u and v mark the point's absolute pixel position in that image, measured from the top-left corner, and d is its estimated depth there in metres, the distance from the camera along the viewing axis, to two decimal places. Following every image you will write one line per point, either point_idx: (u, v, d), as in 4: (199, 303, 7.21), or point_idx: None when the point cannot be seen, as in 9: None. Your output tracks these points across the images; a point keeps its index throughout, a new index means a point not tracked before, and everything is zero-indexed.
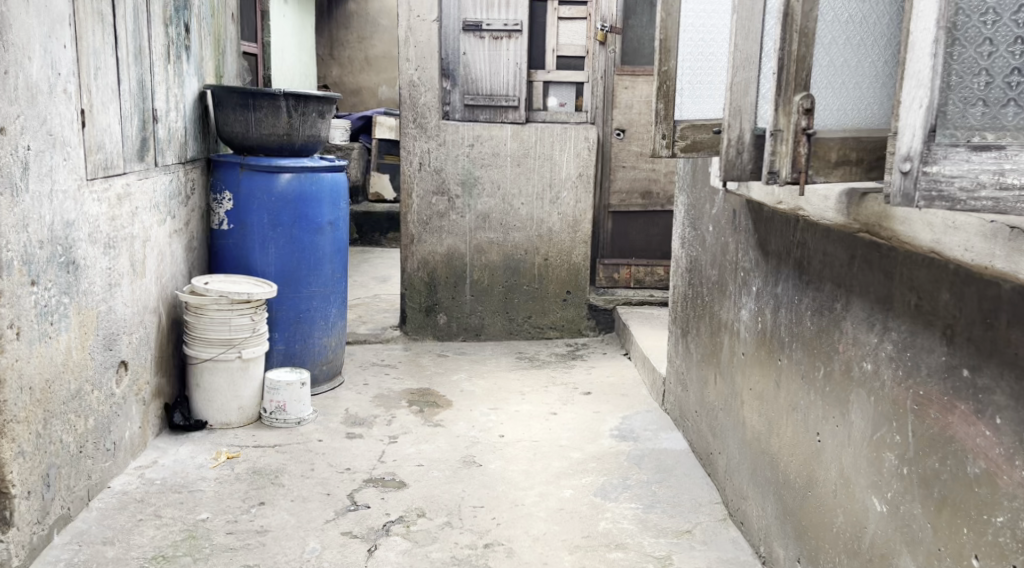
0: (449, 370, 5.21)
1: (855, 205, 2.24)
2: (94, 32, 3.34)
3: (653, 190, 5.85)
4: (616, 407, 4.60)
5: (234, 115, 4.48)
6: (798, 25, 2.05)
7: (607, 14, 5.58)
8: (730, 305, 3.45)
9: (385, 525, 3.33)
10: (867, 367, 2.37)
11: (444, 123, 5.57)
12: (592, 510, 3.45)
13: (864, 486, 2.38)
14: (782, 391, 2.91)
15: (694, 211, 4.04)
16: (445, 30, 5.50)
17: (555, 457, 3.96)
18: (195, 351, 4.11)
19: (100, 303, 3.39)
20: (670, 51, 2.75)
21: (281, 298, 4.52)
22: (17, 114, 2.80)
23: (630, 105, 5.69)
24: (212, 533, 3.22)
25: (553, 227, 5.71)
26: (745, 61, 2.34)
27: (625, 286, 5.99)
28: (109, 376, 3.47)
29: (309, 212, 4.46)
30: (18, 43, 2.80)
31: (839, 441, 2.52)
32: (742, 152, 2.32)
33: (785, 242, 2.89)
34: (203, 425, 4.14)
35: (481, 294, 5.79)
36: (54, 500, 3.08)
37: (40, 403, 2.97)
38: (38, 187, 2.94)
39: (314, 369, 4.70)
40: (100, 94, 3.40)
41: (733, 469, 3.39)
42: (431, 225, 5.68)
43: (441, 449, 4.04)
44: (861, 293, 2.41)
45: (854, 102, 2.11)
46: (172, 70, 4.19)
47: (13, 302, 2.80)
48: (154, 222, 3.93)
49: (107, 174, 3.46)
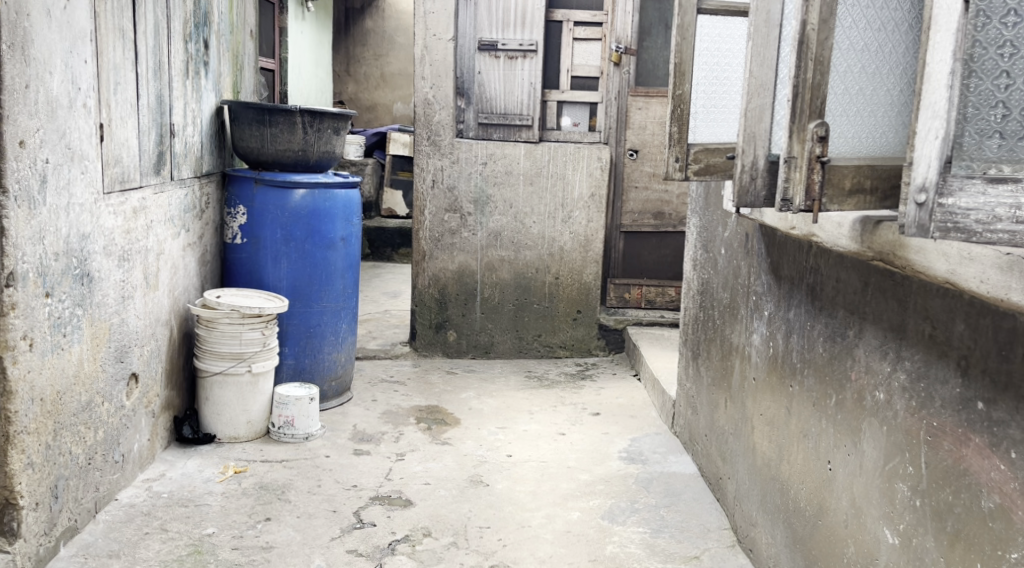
0: (458, 388, 5.20)
1: (870, 233, 2.24)
2: (114, 49, 3.37)
3: (665, 212, 5.86)
4: (625, 429, 4.59)
5: (249, 130, 4.50)
6: (814, 53, 2.04)
7: (622, 35, 5.60)
8: (741, 329, 3.44)
9: (390, 544, 3.32)
10: (880, 396, 2.36)
11: (457, 141, 5.60)
12: (600, 533, 3.44)
13: (876, 517, 2.35)
14: (792, 418, 2.90)
15: (706, 233, 4.05)
16: (461, 49, 5.54)
17: (563, 479, 3.95)
18: (206, 364, 4.12)
19: (113, 315, 3.40)
20: (685, 74, 2.72)
21: (291, 313, 4.53)
22: (36, 127, 2.83)
23: (643, 126, 5.71)
24: (218, 549, 3.21)
25: (565, 246, 5.71)
26: (760, 87, 2.34)
27: (635, 306, 5.97)
28: (119, 388, 3.48)
29: (322, 227, 4.47)
30: (40, 59, 2.83)
31: (851, 470, 2.50)
32: (755, 178, 2.33)
33: (798, 267, 2.89)
34: (211, 438, 4.14)
35: (492, 312, 5.79)
36: (62, 512, 3.09)
37: (51, 414, 2.98)
38: (55, 201, 2.95)
39: (324, 384, 4.70)
40: (119, 109, 3.43)
41: (743, 494, 3.37)
42: (443, 242, 5.69)
43: (448, 467, 4.03)
44: (874, 320, 2.40)
45: (869, 129, 2.12)
46: (190, 85, 4.22)
47: (27, 314, 2.81)
48: (168, 235, 3.95)
49: (123, 188, 3.47)
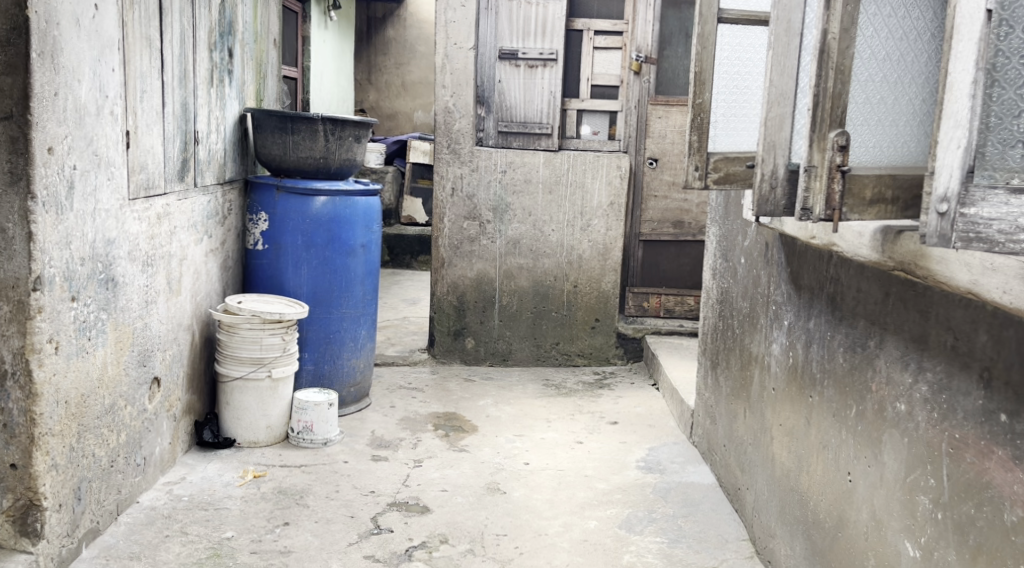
0: (475, 395, 5.20)
1: (891, 243, 2.23)
2: (141, 57, 3.41)
3: (684, 221, 5.85)
4: (643, 438, 4.58)
5: (272, 137, 4.54)
6: (835, 62, 2.03)
7: (642, 44, 5.61)
8: (761, 338, 3.43)
9: (408, 550, 3.33)
10: (901, 408, 2.35)
11: (477, 149, 5.63)
12: (617, 543, 3.43)
13: (897, 530, 2.34)
14: (812, 429, 2.89)
15: (725, 242, 4.05)
16: (481, 58, 5.56)
17: (581, 487, 3.95)
18: (227, 369, 4.15)
19: (136, 320, 3.44)
20: (705, 84, 2.72)
21: (311, 319, 4.56)
22: (65, 134, 2.87)
23: (663, 135, 5.71)
24: (237, 552, 3.24)
25: (583, 254, 5.72)
26: (781, 96, 2.34)
27: (654, 315, 5.97)
28: (142, 392, 3.52)
29: (342, 234, 4.50)
30: (69, 67, 2.87)
31: (872, 482, 2.49)
32: (775, 188, 2.34)
33: (818, 277, 2.88)
34: (231, 442, 4.17)
35: (510, 320, 5.80)
36: (84, 513, 3.12)
37: (75, 417, 3.01)
38: (82, 206, 2.99)
39: (342, 390, 4.72)
40: (145, 117, 3.47)
41: (762, 505, 3.36)
42: (462, 249, 5.71)
43: (465, 475, 4.04)
44: (895, 331, 2.39)
45: (890, 138, 2.12)
46: (215, 93, 4.27)
47: (53, 317, 2.85)
48: (191, 241, 3.99)
49: (148, 195, 3.51)
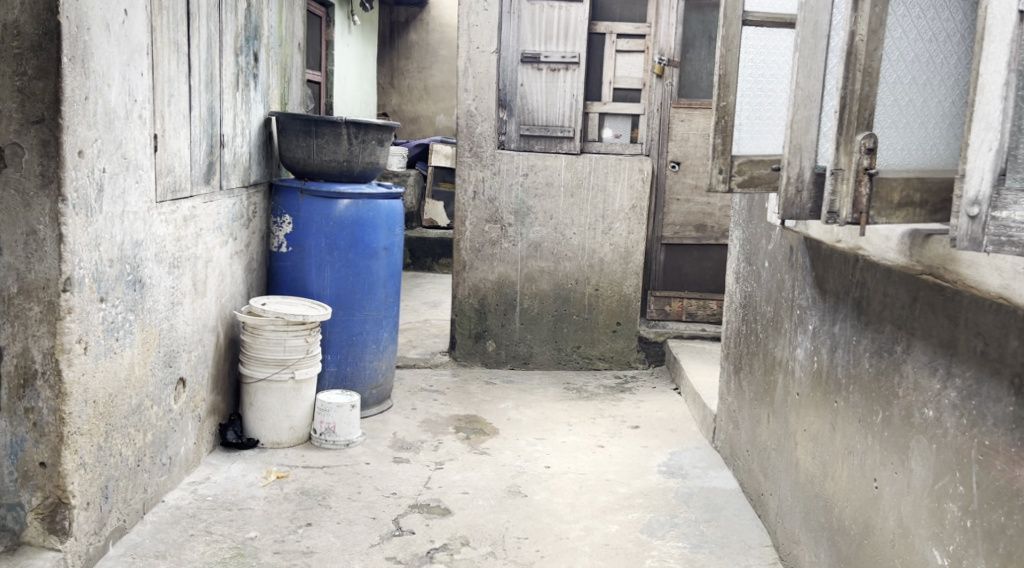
0: (497, 398, 5.20)
1: (919, 246, 2.22)
2: (169, 61, 3.45)
3: (707, 224, 5.84)
4: (665, 442, 4.57)
5: (296, 141, 4.57)
6: (863, 64, 2.02)
7: (665, 47, 5.60)
8: (785, 343, 3.41)
9: (429, 552, 3.33)
10: (929, 414, 2.33)
11: (499, 153, 5.64)
12: (638, 547, 3.42)
13: (924, 537, 2.32)
14: (837, 434, 2.87)
15: (749, 246, 4.03)
16: (504, 62, 5.59)
17: (602, 491, 3.94)
18: (251, 370, 4.18)
19: (163, 321, 3.46)
20: (729, 86, 2.70)
21: (334, 321, 4.58)
22: (95, 138, 2.90)
23: (686, 138, 5.69)
24: (260, 552, 3.25)
25: (605, 257, 5.71)
26: (807, 99, 2.33)
27: (676, 319, 5.94)
28: (167, 393, 3.54)
29: (365, 237, 4.52)
30: (99, 71, 2.90)
31: (898, 489, 2.47)
32: (801, 191, 2.33)
33: (844, 281, 2.87)
34: (255, 443, 4.19)
35: (531, 323, 5.79)
36: (111, 512, 3.15)
37: (103, 416, 3.04)
38: (110, 209, 3.02)
39: (364, 392, 4.74)
40: (172, 120, 3.50)
41: (785, 511, 3.34)
42: (483, 252, 5.72)
43: (487, 477, 4.04)
44: (922, 336, 2.38)
45: (919, 141, 2.11)
46: (240, 97, 4.31)
47: (83, 317, 2.88)
48: (217, 243, 4.02)
49: (175, 197, 3.54)
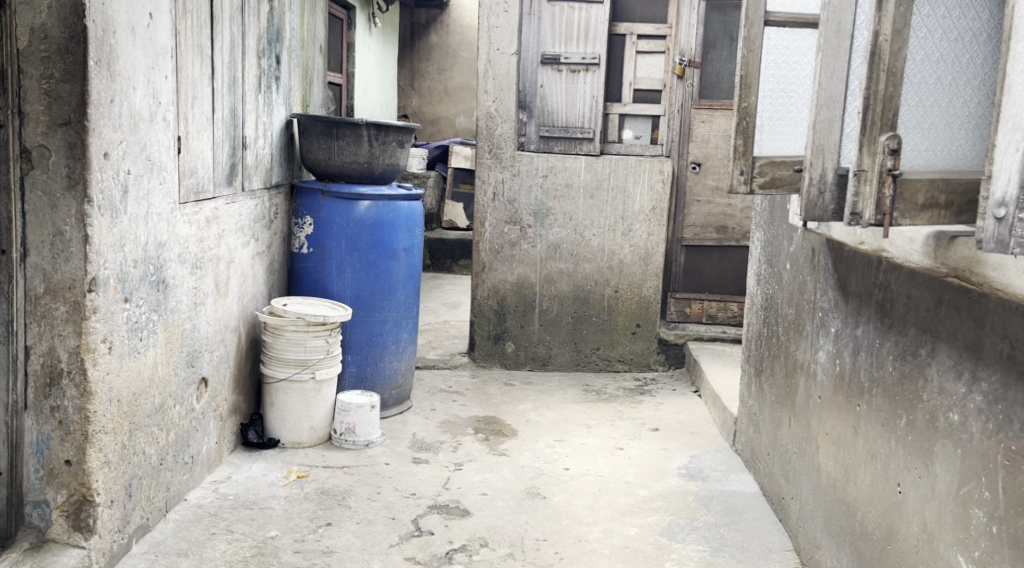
0: (516, 400, 5.20)
1: (944, 249, 2.20)
2: (193, 65, 3.47)
3: (728, 226, 5.82)
4: (684, 445, 4.55)
5: (317, 142, 4.60)
6: (886, 64, 2.01)
7: (686, 48, 5.58)
8: (807, 345, 3.40)
9: (448, 553, 3.34)
10: (954, 418, 2.31)
11: (519, 154, 5.64)
12: (658, 550, 3.42)
13: (949, 543, 2.30)
14: (860, 438, 2.85)
15: (771, 247, 4.00)
16: (524, 63, 5.58)
17: (621, 494, 3.93)
18: (272, 370, 4.20)
19: (185, 321, 3.49)
20: (751, 87, 2.71)
21: (354, 322, 4.59)
22: (120, 140, 2.92)
23: (707, 139, 5.68)
24: (280, 551, 3.27)
25: (625, 259, 5.69)
26: (830, 99, 2.32)
27: (696, 321, 5.92)
28: (190, 392, 3.57)
29: (385, 238, 4.53)
30: (124, 74, 2.93)
31: (923, 494, 2.45)
32: (823, 192, 2.32)
33: (867, 283, 2.85)
34: (276, 443, 4.21)
35: (550, 324, 5.79)
36: (135, 510, 3.17)
37: (127, 415, 3.06)
38: (135, 210, 3.05)
39: (384, 393, 4.75)
40: (195, 123, 3.52)
41: (807, 515, 3.32)
42: (503, 254, 5.72)
43: (506, 479, 4.04)
44: (948, 339, 2.36)
45: (944, 142, 2.09)
46: (263, 99, 4.33)
47: (107, 317, 2.90)
48: (239, 244, 4.04)
49: (197, 199, 3.57)
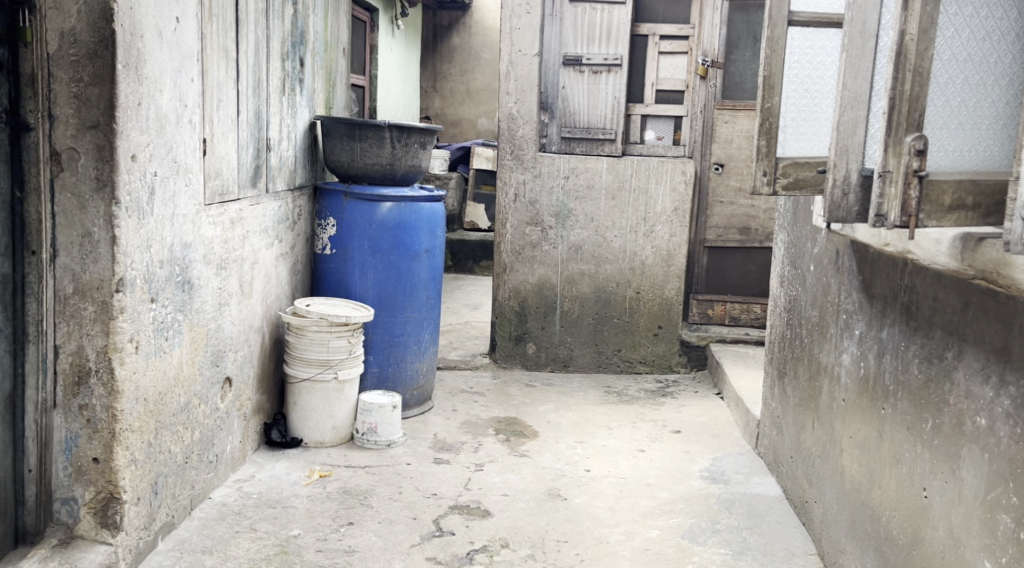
0: (537, 401, 5.21)
1: (971, 251, 2.18)
2: (218, 68, 3.50)
3: (751, 227, 5.79)
4: (706, 448, 4.54)
5: (340, 144, 4.62)
6: (912, 65, 2.00)
7: (708, 48, 5.57)
8: (830, 348, 3.38)
9: (469, 553, 3.35)
10: (981, 422, 2.29)
11: (540, 156, 5.65)
12: (679, 553, 3.41)
13: (976, 548, 2.29)
14: (885, 442, 2.83)
15: (794, 249, 3.98)
16: (546, 65, 5.60)
17: (642, 496, 3.92)
18: (295, 370, 4.22)
19: (210, 321, 3.52)
20: (774, 88, 2.70)
21: (376, 322, 4.61)
22: (147, 142, 2.95)
23: (729, 140, 5.66)
24: (303, 550, 3.28)
25: (646, 260, 5.68)
26: (854, 100, 2.32)
27: (718, 323, 5.90)
28: (214, 392, 3.60)
29: (407, 239, 4.55)
30: (152, 77, 2.96)
31: (949, 499, 2.43)
32: (847, 194, 2.31)
33: (892, 285, 2.84)
34: (299, 442, 4.24)
35: (571, 325, 5.78)
36: (160, 507, 3.20)
37: (152, 414, 3.09)
38: (161, 212, 3.08)
39: (406, 393, 4.77)
40: (221, 125, 3.56)
41: (830, 519, 3.30)
42: (524, 255, 5.72)
43: (527, 480, 4.05)
44: (975, 341, 2.34)
45: (971, 143, 2.08)
46: (287, 101, 4.36)
47: (134, 317, 2.94)
48: (263, 245, 4.08)
49: (222, 200, 3.60)
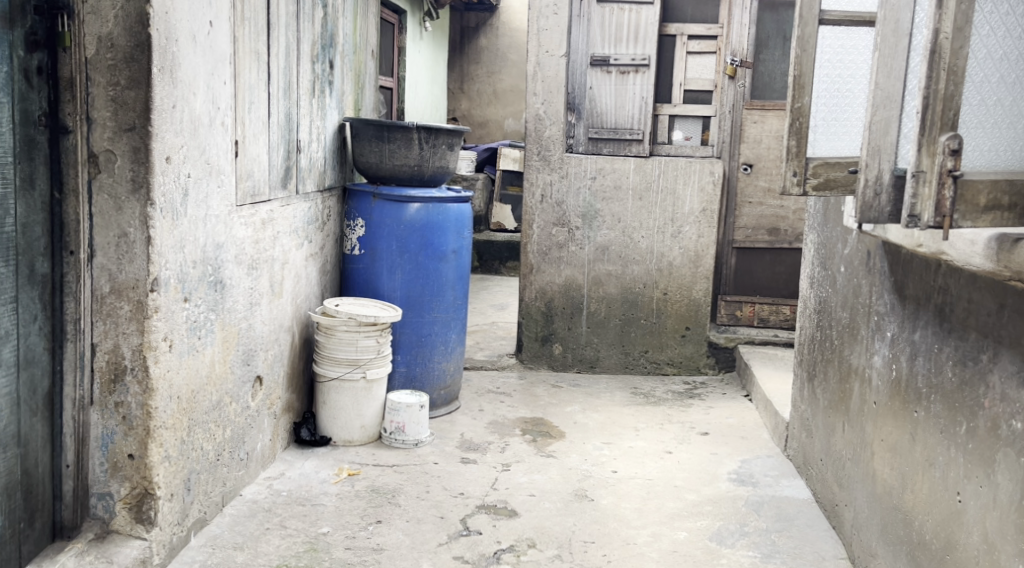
0: (563, 402, 5.20)
1: (1006, 252, 2.16)
2: (250, 70, 3.53)
3: (780, 227, 5.76)
4: (735, 450, 4.52)
5: (369, 146, 4.64)
6: (947, 64, 1.98)
7: (737, 48, 5.54)
8: (861, 350, 3.35)
9: (496, 553, 3.35)
10: (1017, 425, 2.27)
11: (567, 156, 5.65)
12: (708, 555, 3.40)
13: (1011, 553, 2.26)
14: (917, 445, 2.81)
15: (824, 250, 3.95)
16: (573, 65, 5.60)
17: (670, 498, 3.91)
18: (324, 369, 4.25)
19: (242, 320, 3.55)
20: (805, 86, 2.67)
21: (404, 322, 4.63)
22: (180, 144, 2.99)
23: (759, 140, 5.62)
24: (332, 547, 3.30)
25: (674, 261, 5.66)
26: (887, 100, 2.30)
27: (747, 324, 5.87)
28: (245, 390, 3.63)
29: (435, 240, 4.56)
30: (185, 80, 3.00)
31: (983, 503, 2.40)
32: (880, 194, 2.29)
33: (925, 286, 2.81)
34: (327, 441, 4.27)
35: (598, 326, 5.77)
36: (193, 503, 3.24)
37: (185, 411, 3.13)
38: (194, 212, 3.11)
39: (433, 393, 4.78)
40: (252, 127, 3.59)
41: (861, 523, 3.27)
42: (550, 255, 5.73)
43: (553, 480, 4.05)
44: (1010, 343, 2.31)
45: (1007, 143, 2.04)
46: (316, 103, 4.39)
47: (167, 316, 2.97)
48: (293, 245, 4.11)
49: (253, 201, 3.63)
